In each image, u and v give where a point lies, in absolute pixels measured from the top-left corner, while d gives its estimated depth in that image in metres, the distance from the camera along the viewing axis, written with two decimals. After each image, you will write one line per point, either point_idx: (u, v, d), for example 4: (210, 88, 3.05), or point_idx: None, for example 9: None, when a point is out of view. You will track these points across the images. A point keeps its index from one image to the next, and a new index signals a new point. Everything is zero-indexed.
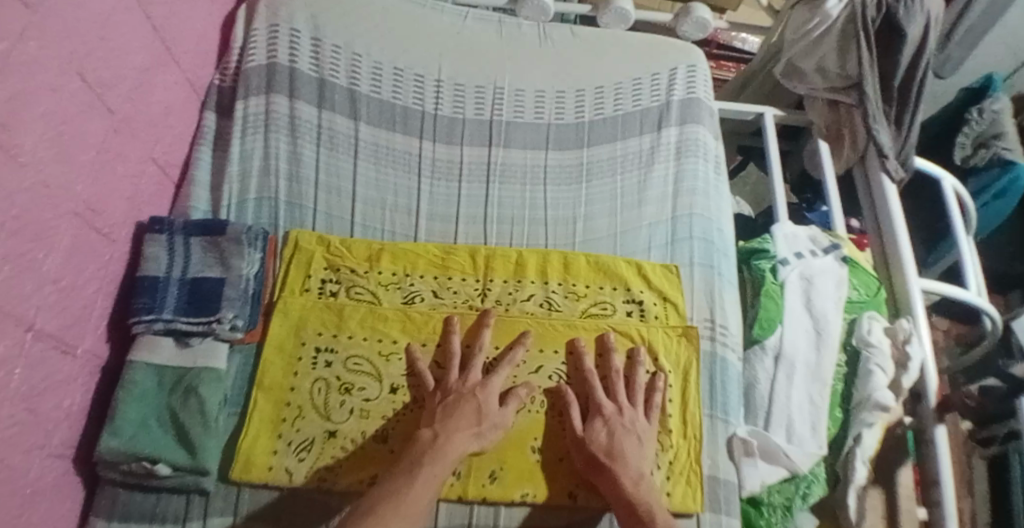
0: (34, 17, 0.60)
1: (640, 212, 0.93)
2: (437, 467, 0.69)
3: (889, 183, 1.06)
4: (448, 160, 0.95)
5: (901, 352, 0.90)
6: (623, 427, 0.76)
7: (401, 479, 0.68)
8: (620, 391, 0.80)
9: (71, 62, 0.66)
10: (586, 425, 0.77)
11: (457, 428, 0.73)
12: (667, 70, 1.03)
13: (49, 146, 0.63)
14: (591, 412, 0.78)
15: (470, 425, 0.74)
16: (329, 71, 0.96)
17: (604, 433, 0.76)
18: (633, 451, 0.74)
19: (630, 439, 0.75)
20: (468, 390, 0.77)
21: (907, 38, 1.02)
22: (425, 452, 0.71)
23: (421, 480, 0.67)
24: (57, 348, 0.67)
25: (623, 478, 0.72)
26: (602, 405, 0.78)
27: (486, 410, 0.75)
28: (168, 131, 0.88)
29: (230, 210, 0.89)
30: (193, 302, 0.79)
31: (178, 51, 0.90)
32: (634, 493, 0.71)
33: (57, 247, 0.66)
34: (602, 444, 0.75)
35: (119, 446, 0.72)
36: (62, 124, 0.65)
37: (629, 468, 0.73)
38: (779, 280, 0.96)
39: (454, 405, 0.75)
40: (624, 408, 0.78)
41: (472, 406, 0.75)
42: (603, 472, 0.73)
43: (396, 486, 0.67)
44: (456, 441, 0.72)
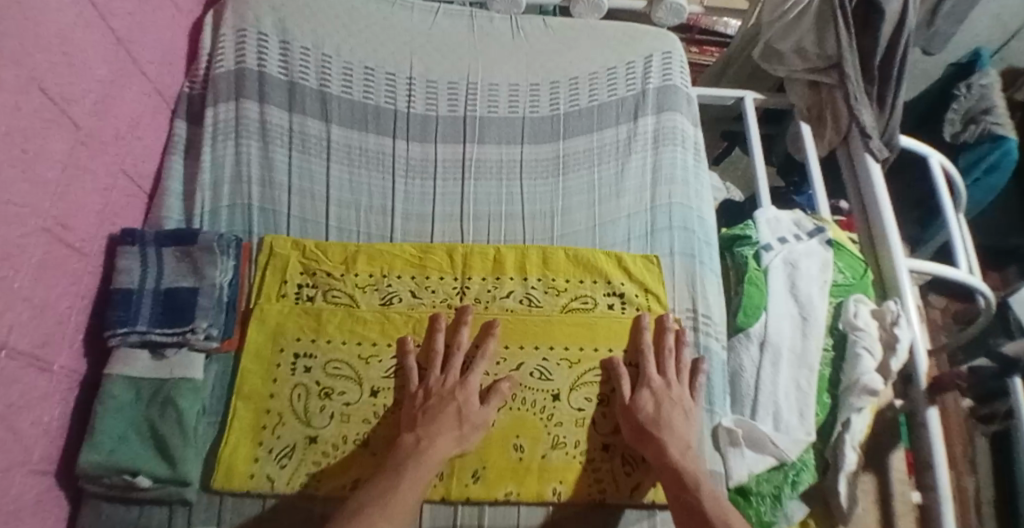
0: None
1: (618, 203, 0.92)
2: (420, 470, 0.69)
3: (873, 163, 1.05)
4: (423, 160, 0.94)
5: (889, 335, 0.89)
6: (670, 399, 0.78)
7: (387, 481, 0.68)
8: (669, 366, 0.81)
9: (33, 79, 0.65)
10: (633, 397, 0.78)
11: (439, 430, 0.73)
12: (643, 58, 1.02)
13: (13, 165, 0.62)
14: (641, 382, 0.80)
15: (451, 427, 0.73)
16: (298, 74, 0.95)
17: (651, 403, 0.77)
18: (680, 422, 0.76)
19: (676, 411, 0.77)
20: (449, 391, 0.76)
21: (886, 16, 1.01)
22: (410, 454, 0.71)
23: (406, 482, 0.68)
24: (33, 365, 0.67)
25: (671, 448, 0.73)
26: (652, 376, 0.79)
27: (466, 412, 0.75)
28: (137, 142, 0.87)
29: (204, 218, 0.88)
30: (168, 313, 0.79)
31: (144, 61, 0.89)
32: (683, 462, 0.73)
33: (26, 265, 0.65)
34: (650, 414, 0.76)
35: (99, 460, 0.71)
36: (25, 142, 0.64)
37: (675, 436, 0.74)
38: (762, 266, 0.95)
39: (437, 407, 0.75)
40: (671, 382, 0.79)
41: (453, 408, 0.75)
42: (649, 441, 0.74)
43: (381, 488, 0.68)
44: (439, 446, 0.72)
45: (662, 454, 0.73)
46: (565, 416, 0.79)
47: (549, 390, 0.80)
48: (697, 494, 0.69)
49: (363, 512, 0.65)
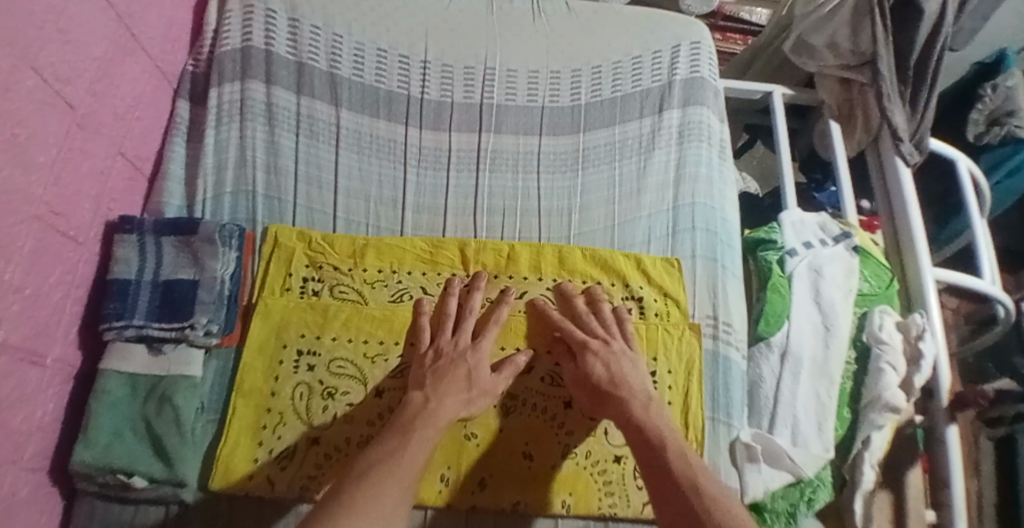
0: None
1: (638, 201, 0.88)
2: (429, 431, 0.66)
3: (903, 167, 1.00)
4: (437, 149, 0.90)
5: (913, 350, 0.87)
6: (615, 356, 0.74)
7: (391, 442, 0.64)
8: (595, 326, 0.78)
9: (26, 57, 0.60)
10: (581, 365, 0.74)
11: (449, 390, 0.70)
12: (669, 47, 0.96)
13: (3, 150, 0.58)
14: (580, 350, 0.75)
15: (460, 389, 0.71)
16: (308, 54, 0.90)
17: (602, 367, 0.73)
18: (634, 376, 0.73)
19: (626, 365, 0.74)
20: (460, 351, 0.74)
21: (924, 13, 0.97)
22: (418, 414, 0.67)
23: (415, 444, 0.64)
24: (26, 360, 0.63)
25: (633, 402, 0.70)
26: (587, 340, 0.75)
27: (476, 375, 0.73)
28: (136, 123, 0.83)
29: (206, 205, 0.84)
30: (166, 307, 0.75)
31: (145, 37, 0.83)
32: (644, 417, 0.69)
33: (18, 255, 0.61)
34: (602, 377, 0.73)
35: (92, 459, 0.68)
36: (17, 125, 0.60)
37: (634, 393, 0.71)
38: (786, 272, 0.91)
39: (444, 367, 0.73)
40: (611, 341, 0.76)
41: (464, 369, 0.72)
42: (610, 402, 0.71)
43: (386, 449, 0.63)
44: (448, 405, 0.69)
45: (624, 413, 0.70)
46: (576, 424, 0.76)
47: (560, 398, 0.77)
48: (663, 453, 0.65)
49: (367, 474, 0.60)
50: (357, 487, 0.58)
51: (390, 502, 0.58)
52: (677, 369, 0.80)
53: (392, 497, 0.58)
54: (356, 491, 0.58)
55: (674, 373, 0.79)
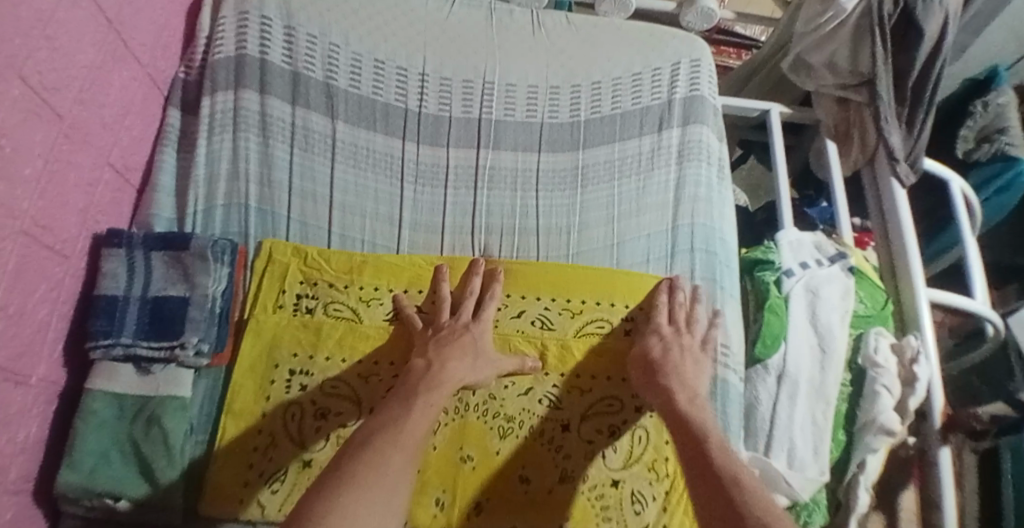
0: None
1: (638, 220, 0.88)
2: (433, 396, 0.64)
3: (899, 188, 1.01)
4: (434, 165, 0.88)
5: (908, 372, 0.87)
6: (680, 348, 0.75)
7: (397, 410, 0.61)
8: (674, 320, 0.79)
9: (14, 66, 0.58)
10: (643, 344, 0.77)
11: (452, 357, 0.69)
12: (670, 64, 0.96)
13: None
14: (648, 334, 0.78)
15: (463, 356, 0.70)
16: (303, 63, 0.88)
17: (660, 348, 0.75)
18: (688, 368, 0.73)
19: (686, 360, 0.74)
20: (462, 326, 0.74)
21: (924, 35, 0.97)
22: (423, 380, 0.66)
23: (419, 408, 0.62)
24: (10, 380, 0.61)
25: (679, 395, 0.69)
26: (660, 327, 0.77)
27: (477, 346, 0.72)
28: (125, 132, 0.80)
29: (196, 218, 0.82)
30: (155, 325, 0.73)
31: (136, 44, 0.81)
32: (689, 408, 0.67)
33: (2, 271, 0.59)
34: (658, 357, 0.74)
35: (77, 482, 0.66)
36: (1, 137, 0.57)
37: (684, 384, 0.71)
38: (783, 293, 0.91)
39: (448, 339, 0.72)
40: (680, 334, 0.77)
41: (467, 340, 0.72)
42: (659, 388, 0.71)
43: (392, 416, 0.60)
44: (450, 370, 0.68)
45: (668, 399, 0.69)
46: (574, 447, 0.75)
47: (558, 420, 0.76)
48: (706, 443, 0.62)
49: (372, 439, 0.57)
50: (368, 456, 0.55)
51: (395, 466, 0.55)
52: None
53: (397, 461, 0.55)
54: (363, 459, 0.54)
55: None
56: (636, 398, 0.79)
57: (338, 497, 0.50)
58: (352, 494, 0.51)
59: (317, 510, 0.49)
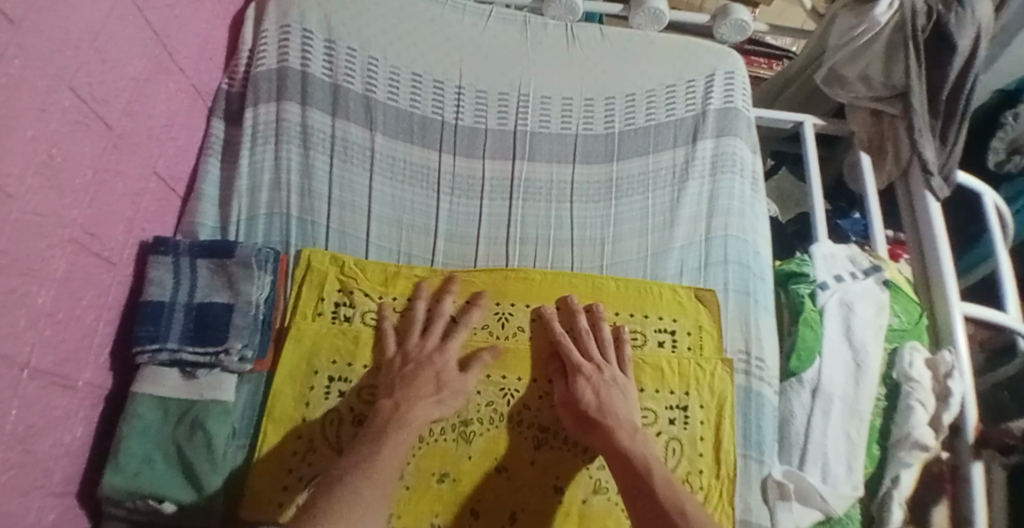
0: (18, 32, 0.53)
1: (671, 232, 0.88)
2: (402, 434, 0.67)
3: (933, 201, 1.00)
4: (469, 177, 0.90)
5: (942, 387, 0.86)
6: (605, 383, 0.75)
7: (368, 448, 0.65)
8: (592, 348, 0.78)
9: (65, 78, 0.60)
10: (571, 387, 0.75)
11: (417, 395, 0.71)
12: (704, 77, 0.96)
13: (39, 173, 0.57)
14: (573, 373, 0.76)
15: (427, 392, 0.72)
16: (343, 76, 0.90)
17: (590, 392, 0.74)
18: (621, 404, 0.74)
19: (614, 394, 0.74)
20: (426, 356, 0.75)
21: (958, 49, 0.97)
22: (393, 419, 0.68)
23: (389, 447, 0.65)
24: (56, 384, 0.63)
25: (619, 431, 0.71)
26: (581, 364, 0.76)
27: (444, 377, 0.74)
28: (171, 143, 0.82)
29: (239, 227, 0.83)
30: (198, 331, 0.75)
31: (181, 56, 0.83)
32: (629, 446, 0.70)
33: (50, 278, 0.61)
34: (591, 402, 0.73)
35: (122, 484, 0.68)
36: (52, 147, 0.59)
37: (620, 421, 0.72)
38: (817, 306, 0.90)
39: (415, 374, 0.73)
40: (602, 366, 0.76)
41: (430, 373, 0.74)
42: (596, 429, 0.71)
43: (364, 455, 0.64)
44: (419, 409, 0.70)
45: (610, 441, 0.70)
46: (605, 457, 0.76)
47: None
48: (648, 480, 0.66)
49: (341, 480, 0.61)
50: (336, 499, 0.58)
51: (366, 504, 0.59)
52: (707, 407, 0.79)
53: (368, 497, 0.60)
54: (337, 501, 0.58)
55: (705, 410, 0.79)
56: (670, 410, 0.79)
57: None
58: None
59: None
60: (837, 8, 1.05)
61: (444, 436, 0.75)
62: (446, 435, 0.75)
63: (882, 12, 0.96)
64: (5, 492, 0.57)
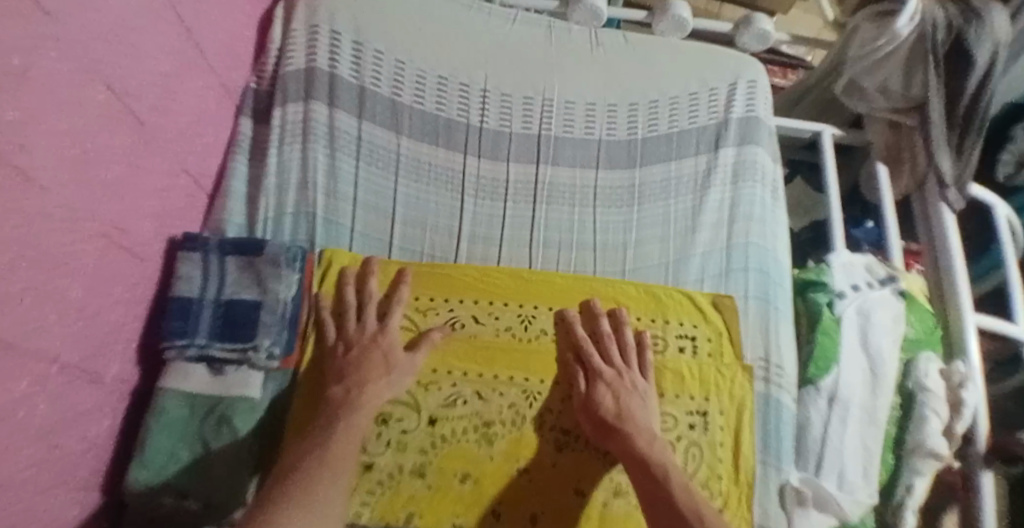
0: (52, 26, 0.52)
1: (693, 238, 0.90)
2: (353, 420, 0.68)
3: (947, 213, 1.01)
4: (493, 180, 0.92)
5: (955, 396, 0.87)
6: (626, 389, 0.76)
7: (320, 435, 0.67)
8: (614, 354, 0.79)
9: (99, 72, 0.60)
10: (591, 392, 0.76)
11: (367, 380, 0.72)
12: (726, 85, 0.99)
13: (72, 167, 0.58)
14: (592, 378, 0.77)
15: (380, 374, 0.73)
16: (370, 79, 0.92)
17: (610, 397, 0.75)
18: (640, 410, 0.74)
19: (635, 400, 0.75)
20: (369, 340, 0.76)
21: (976, 64, 0.98)
22: (344, 405, 0.70)
23: (341, 433, 0.67)
24: (82, 378, 0.63)
25: (637, 437, 0.71)
26: (602, 369, 0.77)
27: (392, 358, 0.75)
28: (199, 140, 0.83)
29: (266, 227, 0.84)
30: (226, 327, 0.75)
31: (211, 54, 0.84)
32: (648, 451, 0.70)
33: (80, 272, 0.61)
34: (610, 408, 0.74)
35: (149, 479, 0.69)
36: (85, 141, 0.59)
37: (640, 427, 0.72)
38: (835, 315, 0.91)
39: (359, 359, 0.74)
40: (623, 371, 0.77)
41: (378, 355, 0.74)
42: (615, 435, 0.72)
43: (316, 442, 0.66)
44: (369, 392, 0.71)
45: (628, 447, 0.71)
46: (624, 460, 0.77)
47: None
48: (665, 484, 0.67)
49: (296, 469, 0.62)
50: (294, 487, 0.60)
51: (323, 490, 0.61)
52: (727, 412, 0.79)
53: (326, 479, 0.62)
54: (293, 490, 0.59)
55: (725, 415, 0.79)
56: (691, 416, 0.79)
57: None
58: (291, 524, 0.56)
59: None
60: (858, 19, 1.06)
61: (466, 437, 0.75)
62: (467, 436, 0.76)
63: (904, 25, 0.96)
64: (29, 486, 0.57)
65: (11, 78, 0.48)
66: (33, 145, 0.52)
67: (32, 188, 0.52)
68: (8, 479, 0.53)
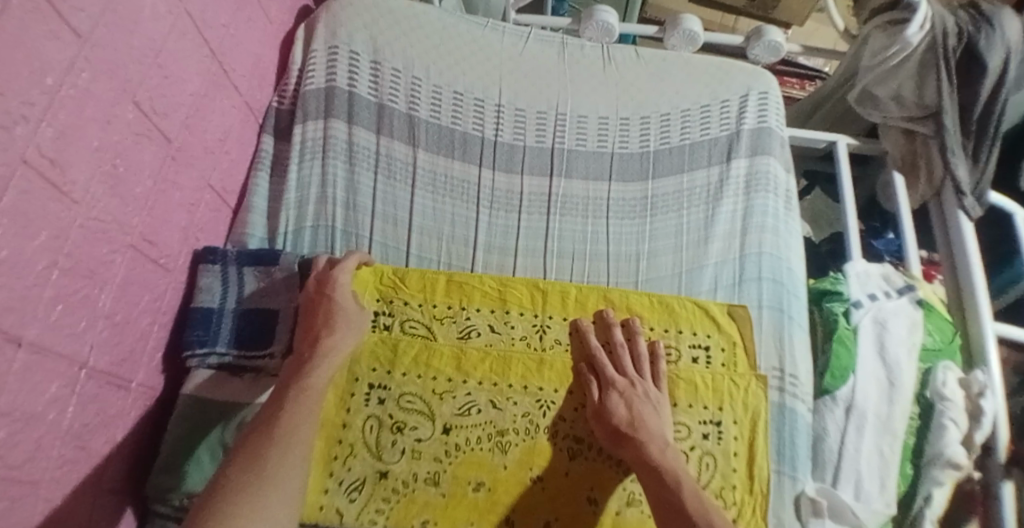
0: (84, 46, 0.56)
1: (706, 249, 0.91)
2: (312, 382, 0.71)
3: (965, 221, 1.00)
4: (508, 191, 0.94)
5: (974, 406, 0.86)
6: (639, 398, 0.76)
7: (277, 401, 0.69)
8: (627, 364, 0.79)
9: (129, 92, 0.64)
10: (603, 401, 0.76)
11: (321, 336, 0.75)
12: (738, 96, 1.01)
13: (103, 181, 0.61)
14: (604, 387, 0.77)
15: (332, 328, 0.76)
16: (388, 95, 0.95)
17: (622, 406, 0.75)
18: (652, 419, 0.74)
19: (647, 409, 0.75)
20: (317, 291, 0.79)
21: (988, 69, 0.97)
22: (302, 366, 0.73)
23: (293, 397, 0.69)
24: (111, 384, 0.66)
25: (650, 446, 0.72)
26: (614, 378, 0.77)
27: (335, 312, 0.77)
28: (224, 157, 0.86)
29: (287, 237, 0.88)
30: (246, 334, 0.79)
31: (236, 74, 0.87)
32: (659, 460, 0.71)
33: (110, 282, 0.64)
34: (623, 417, 0.74)
35: (167, 481, 0.71)
36: (116, 157, 0.63)
37: (653, 436, 0.73)
38: (852, 324, 0.91)
39: (311, 314, 0.77)
40: (635, 381, 0.77)
41: (326, 311, 0.77)
42: (627, 444, 0.73)
43: (270, 411, 0.68)
44: (327, 347, 0.74)
45: (641, 456, 0.71)
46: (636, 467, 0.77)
47: None
48: (677, 491, 0.67)
49: (250, 437, 0.65)
50: (247, 454, 0.63)
51: (275, 458, 0.63)
52: (741, 422, 0.79)
53: (278, 451, 0.64)
54: (246, 460, 0.62)
55: (739, 425, 0.79)
56: (704, 425, 0.79)
57: (219, 498, 0.58)
58: (245, 491, 0.59)
59: (204, 508, 0.57)
60: (870, 28, 1.06)
61: (481, 445, 0.77)
62: (481, 444, 0.77)
63: (914, 34, 0.95)
64: (58, 485, 0.59)
65: (44, 95, 0.51)
66: (66, 160, 0.55)
67: (65, 200, 0.55)
68: (36, 478, 0.55)
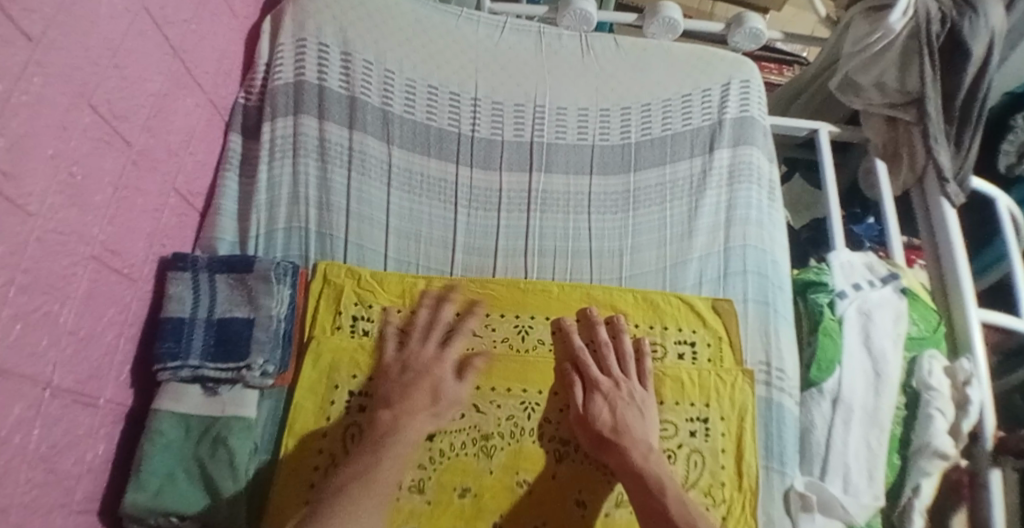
0: (36, 50, 0.52)
1: (690, 243, 0.89)
2: (400, 445, 0.70)
3: (948, 208, 1.00)
4: (487, 188, 0.91)
5: (961, 394, 0.86)
6: (624, 400, 0.75)
7: (366, 458, 0.68)
8: (612, 364, 0.78)
9: (85, 95, 0.60)
10: (587, 405, 0.75)
11: (414, 409, 0.73)
12: (720, 85, 0.99)
13: (60, 191, 0.57)
14: (590, 390, 0.77)
15: (425, 403, 0.74)
16: (360, 89, 0.92)
17: (607, 410, 0.74)
18: (637, 422, 0.74)
19: (631, 411, 0.74)
20: (425, 367, 0.77)
21: (972, 56, 0.96)
22: (389, 431, 0.71)
23: (387, 460, 0.68)
24: (78, 402, 0.63)
25: (633, 452, 0.71)
26: (598, 380, 0.76)
27: (441, 389, 0.75)
28: (190, 158, 0.82)
29: (259, 241, 0.84)
30: (219, 346, 0.75)
31: (199, 71, 0.83)
32: (644, 464, 0.70)
33: (72, 296, 0.60)
34: (607, 421, 0.73)
35: (144, 502, 0.67)
36: (73, 164, 0.59)
37: (636, 440, 0.72)
38: (836, 315, 0.90)
39: (410, 386, 0.75)
40: (620, 382, 0.76)
41: (428, 384, 0.75)
42: (612, 448, 0.71)
43: (361, 466, 0.67)
44: (414, 421, 0.72)
45: (625, 461, 0.70)
46: None
47: None
48: (662, 497, 0.66)
49: (341, 494, 0.63)
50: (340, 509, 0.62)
51: (366, 513, 0.62)
52: (728, 418, 0.78)
53: (367, 508, 0.63)
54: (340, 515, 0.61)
55: (725, 421, 0.78)
56: (691, 423, 0.78)
57: None
58: None
59: None
60: (852, 15, 1.05)
61: (465, 451, 0.75)
62: (466, 450, 0.75)
63: (897, 20, 0.94)
64: (28, 512, 0.56)
65: None
66: (20, 171, 0.51)
67: (21, 213, 0.52)
68: (4, 505, 0.52)
